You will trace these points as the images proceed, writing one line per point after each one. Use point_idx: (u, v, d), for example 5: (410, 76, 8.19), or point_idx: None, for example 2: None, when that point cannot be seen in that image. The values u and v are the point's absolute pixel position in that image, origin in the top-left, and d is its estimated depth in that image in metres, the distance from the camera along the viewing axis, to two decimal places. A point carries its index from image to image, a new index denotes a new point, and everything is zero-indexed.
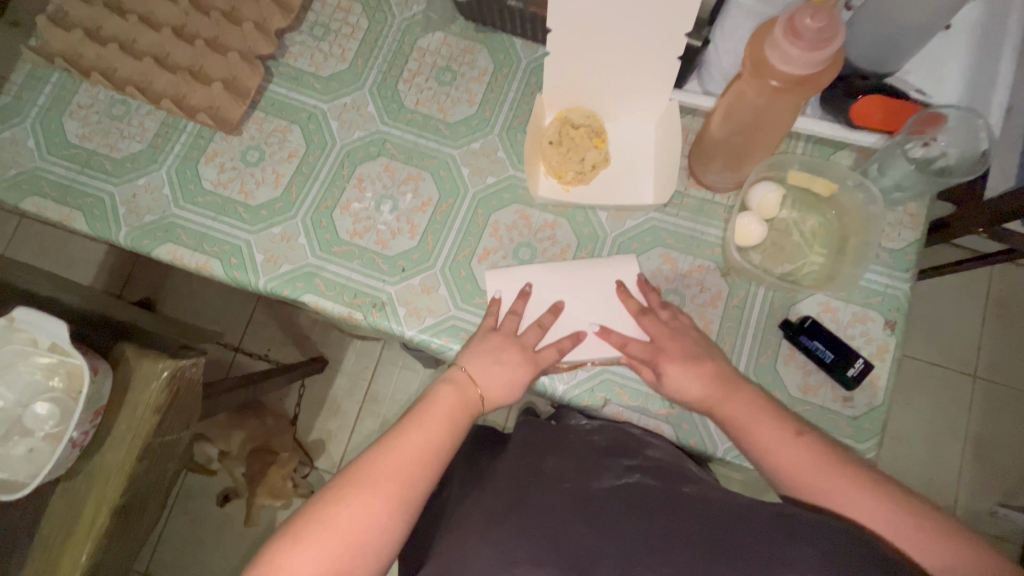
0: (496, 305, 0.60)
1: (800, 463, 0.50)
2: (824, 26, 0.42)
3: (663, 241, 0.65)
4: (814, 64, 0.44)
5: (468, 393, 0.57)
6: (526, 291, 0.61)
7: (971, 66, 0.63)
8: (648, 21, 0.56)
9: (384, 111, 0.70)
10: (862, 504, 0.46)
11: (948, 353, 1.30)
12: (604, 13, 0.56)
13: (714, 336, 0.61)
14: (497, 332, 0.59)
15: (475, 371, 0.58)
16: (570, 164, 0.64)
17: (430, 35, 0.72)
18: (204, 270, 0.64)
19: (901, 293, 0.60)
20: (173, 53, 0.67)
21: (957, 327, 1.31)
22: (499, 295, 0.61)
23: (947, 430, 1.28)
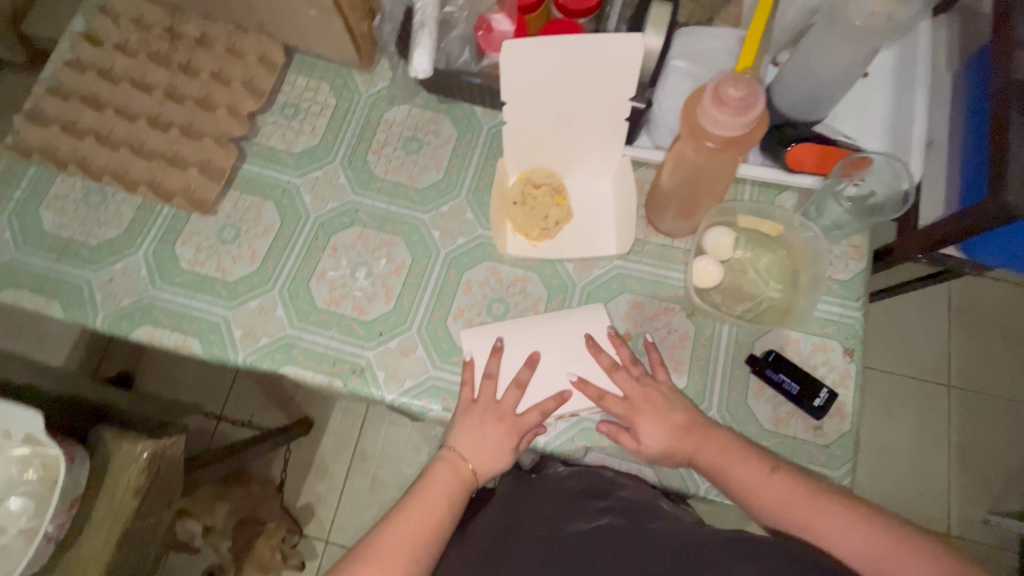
0: (470, 372, 0.62)
1: (778, 498, 0.54)
2: (745, 94, 0.48)
3: (629, 287, 0.68)
4: (743, 126, 0.49)
5: (460, 468, 0.60)
6: (498, 347, 0.62)
7: (889, 108, 0.69)
8: (595, 90, 0.62)
9: (355, 181, 0.74)
10: (838, 532, 0.52)
11: (920, 365, 1.34)
12: (556, 85, 0.62)
13: (686, 376, 0.63)
14: (476, 404, 0.61)
15: (462, 446, 0.61)
16: (535, 222, 0.68)
17: (395, 108, 0.77)
18: (183, 349, 0.65)
19: (855, 320, 0.64)
20: (148, 141, 0.70)
21: (926, 339, 1.35)
22: (472, 357, 0.62)
23: (929, 441, 1.30)
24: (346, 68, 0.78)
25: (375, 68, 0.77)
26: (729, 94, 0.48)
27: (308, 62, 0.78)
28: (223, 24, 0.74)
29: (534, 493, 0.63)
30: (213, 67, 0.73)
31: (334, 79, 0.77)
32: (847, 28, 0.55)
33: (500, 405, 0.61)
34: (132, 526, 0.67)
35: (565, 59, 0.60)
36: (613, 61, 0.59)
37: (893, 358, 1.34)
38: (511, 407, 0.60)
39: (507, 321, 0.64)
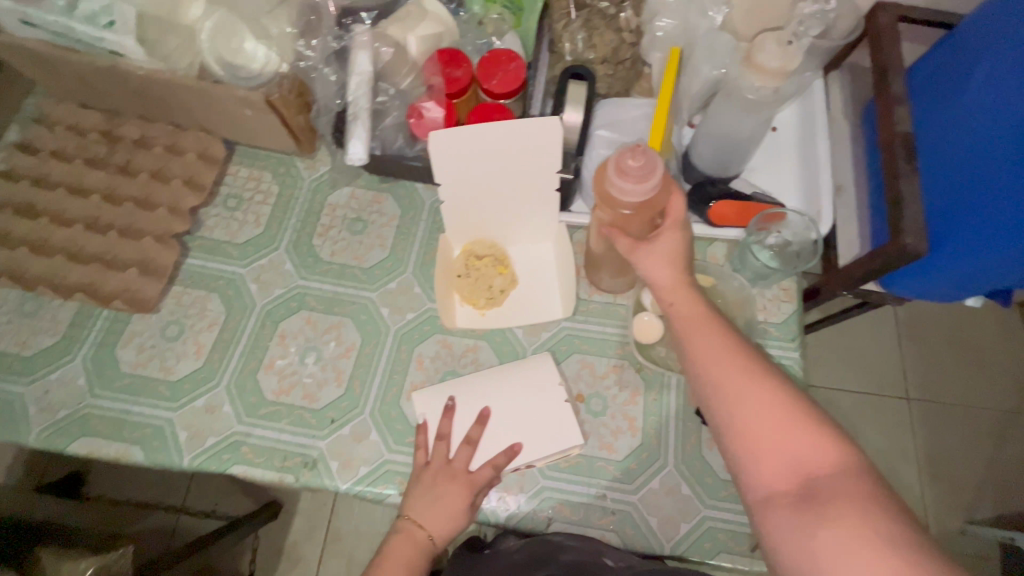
0: (424, 434, 0.62)
1: (766, 413, 0.43)
2: (643, 163, 0.49)
3: (578, 347, 0.69)
4: (647, 191, 0.51)
5: (416, 536, 0.58)
6: (449, 407, 0.63)
7: (797, 160, 0.74)
8: (522, 166, 0.66)
9: (301, 266, 0.74)
10: (786, 448, 0.42)
11: (879, 381, 1.38)
12: (484, 165, 0.66)
13: (641, 432, 0.64)
14: (429, 467, 0.60)
15: (418, 514, 0.59)
16: (480, 292, 0.71)
17: (338, 190, 0.78)
18: (124, 458, 0.62)
19: (794, 361, 0.66)
20: (85, 245, 0.69)
21: (880, 355, 1.40)
22: (425, 420, 0.63)
23: (899, 456, 1.32)
24: (288, 156, 0.80)
25: (317, 154, 0.80)
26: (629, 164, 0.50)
27: (249, 154, 0.80)
28: (162, 124, 0.76)
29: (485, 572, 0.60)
30: (152, 167, 0.74)
31: (276, 167, 0.79)
32: (744, 100, 0.60)
33: (455, 466, 0.60)
34: None
35: (492, 143, 0.64)
36: (534, 141, 0.64)
37: (854, 377, 1.38)
38: (464, 465, 0.60)
39: (459, 380, 0.65)
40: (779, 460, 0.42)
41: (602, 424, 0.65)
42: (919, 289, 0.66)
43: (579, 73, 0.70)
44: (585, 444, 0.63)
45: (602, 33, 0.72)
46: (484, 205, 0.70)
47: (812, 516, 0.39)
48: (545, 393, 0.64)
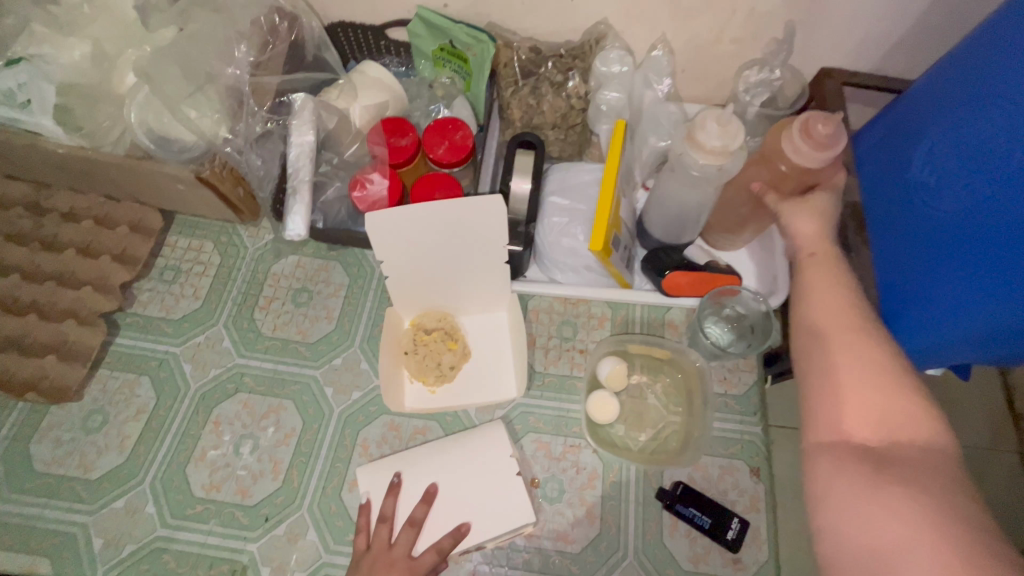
0: (366, 513, 0.57)
1: (844, 330, 0.47)
2: (830, 131, 0.51)
3: (532, 425, 0.65)
4: (821, 159, 0.52)
5: None
6: (395, 484, 0.59)
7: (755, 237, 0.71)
8: (474, 241, 0.64)
9: (241, 342, 0.70)
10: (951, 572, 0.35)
11: None
12: (433, 238, 0.63)
13: (598, 519, 0.60)
14: (369, 552, 0.55)
15: None
16: (428, 369, 0.67)
17: (283, 259, 0.75)
18: (31, 572, 0.56)
19: (755, 437, 0.63)
20: (0, 329, 0.65)
21: None
22: (369, 498, 0.59)
23: None
24: (230, 224, 0.77)
25: (261, 222, 0.77)
26: (817, 129, 0.51)
27: (190, 223, 0.76)
28: (94, 196, 0.72)
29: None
30: (81, 242, 0.70)
31: (218, 236, 0.76)
32: (687, 175, 0.59)
33: (398, 552, 0.55)
34: None
35: (442, 219, 0.62)
36: (486, 218, 0.62)
37: None
38: (406, 549, 0.55)
39: (401, 452, 0.61)
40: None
41: (559, 511, 0.61)
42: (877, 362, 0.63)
43: (527, 140, 0.68)
44: (540, 535, 0.59)
45: (550, 101, 0.70)
46: (431, 279, 0.67)
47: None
48: (498, 463, 0.59)
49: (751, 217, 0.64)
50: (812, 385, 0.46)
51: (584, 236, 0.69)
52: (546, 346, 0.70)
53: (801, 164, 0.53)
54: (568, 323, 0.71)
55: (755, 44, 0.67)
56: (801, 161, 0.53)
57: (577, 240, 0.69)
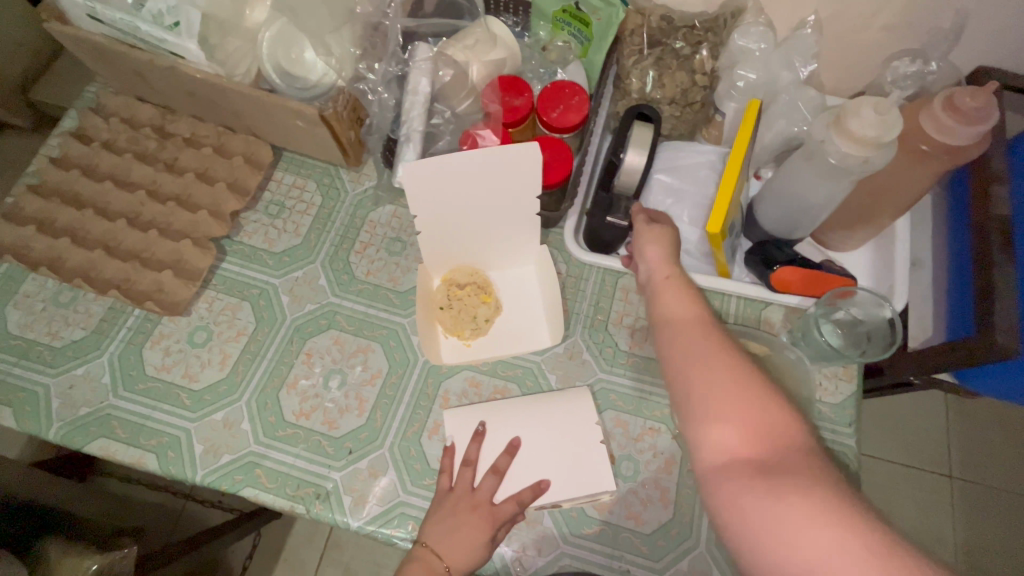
0: (451, 458, 0.59)
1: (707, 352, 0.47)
2: (981, 104, 0.50)
3: (612, 403, 0.65)
4: (972, 135, 0.51)
5: (432, 566, 0.53)
6: (480, 432, 0.60)
7: (874, 243, 0.68)
8: (504, 193, 0.63)
9: (335, 282, 0.72)
10: (746, 406, 0.43)
11: (919, 455, 1.22)
12: (462, 191, 0.63)
13: (672, 505, 0.59)
14: (451, 493, 0.57)
15: (436, 541, 0.54)
16: (463, 323, 0.67)
17: (380, 208, 0.76)
18: (138, 465, 0.61)
19: (848, 449, 0.60)
20: (125, 240, 0.69)
21: (922, 427, 1.24)
22: (454, 442, 0.60)
23: (932, 535, 1.17)
24: (333, 167, 0.78)
25: (363, 167, 0.78)
26: (965, 101, 0.50)
27: (297, 161, 0.78)
28: (213, 125, 0.75)
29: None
30: (198, 168, 0.73)
31: (321, 177, 0.78)
32: (824, 163, 0.55)
33: (479, 494, 0.56)
34: None
35: (475, 172, 0.62)
36: (516, 169, 0.61)
37: (896, 447, 1.23)
38: (488, 495, 0.56)
39: (482, 405, 0.62)
40: (746, 422, 0.42)
41: (632, 489, 0.60)
42: (999, 388, 0.59)
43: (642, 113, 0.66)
44: (613, 510, 0.59)
45: (672, 73, 0.67)
46: (471, 233, 0.67)
47: (767, 473, 0.39)
48: (582, 430, 0.60)
49: (877, 205, 0.61)
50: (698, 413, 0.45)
51: (687, 220, 0.67)
52: (632, 326, 0.68)
53: (946, 141, 0.52)
54: None
55: (909, 34, 0.62)
56: (950, 139, 0.52)
57: (679, 222, 0.67)
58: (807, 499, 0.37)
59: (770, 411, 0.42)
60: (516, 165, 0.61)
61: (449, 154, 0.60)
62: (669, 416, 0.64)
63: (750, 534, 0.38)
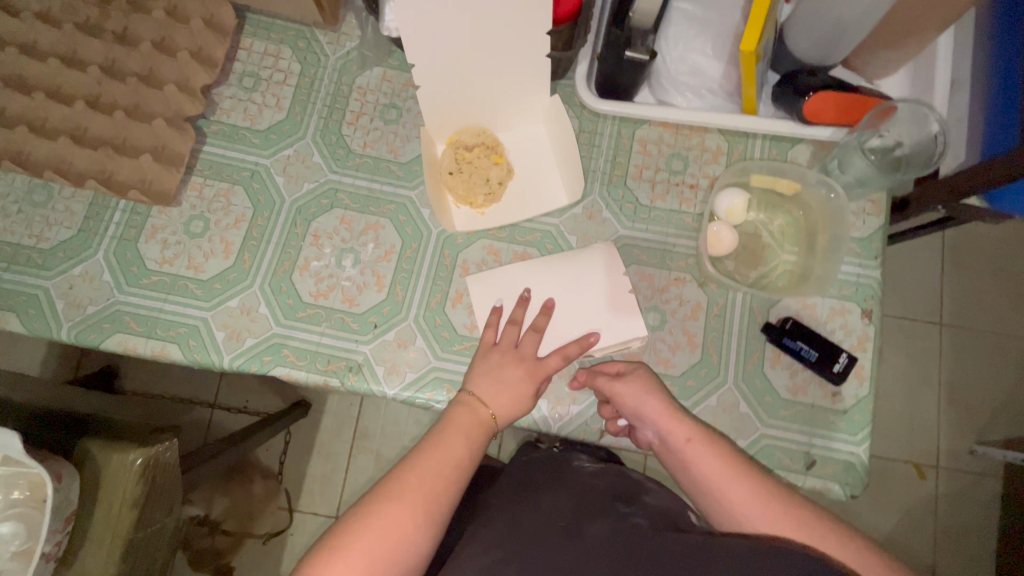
0: (497, 316, 0.59)
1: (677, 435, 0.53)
2: None
3: (636, 258, 0.63)
4: None
5: (479, 412, 0.54)
6: (525, 297, 0.60)
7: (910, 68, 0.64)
8: (509, 28, 0.56)
9: (331, 158, 0.66)
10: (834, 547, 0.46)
11: (913, 305, 1.21)
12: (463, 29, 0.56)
13: (700, 349, 0.60)
14: (496, 347, 0.57)
15: (480, 391, 0.55)
16: (477, 188, 0.63)
17: (367, 71, 0.68)
18: (162, 356, 0.60)
19: (874, 281, 0.60)
20: (90, 126, 0.62)
21: (919, 277, 1.22)
22: (500, 304, 0.60)
23: (920, 376, 1.18)
24: (308, 27, 0.69)
25: (341, 27, 0.69)
26: None
27: (264, 25, 0.69)
28: None
29: (547, 476, 0.59)
30: (154, 36, 0.64)
31: (296, 42, 0.69)
32: None
33: (526, 348, 0.58)
34: (134, 536, 0.65)
35: None
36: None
37: (892, 298, 1.22)
38: (531, 347, 0.58)
39: (514, 265, 0.62)
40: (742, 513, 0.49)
41: (662, 339, 0.61)
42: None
43: None
44: (642, 358, 0.60)
45: None
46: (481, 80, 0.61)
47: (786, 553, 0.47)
48: (607, 282, 0.61)
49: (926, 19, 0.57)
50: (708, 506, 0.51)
51: (712, 52, 0.64)
52: (653, 179, 0.64)
53: None
54: (679, 156, 0.64)
55: None
56: None
57: (704, 53, 0.63)
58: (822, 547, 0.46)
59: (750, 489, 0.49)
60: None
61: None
62: (694, 266, 0.62)
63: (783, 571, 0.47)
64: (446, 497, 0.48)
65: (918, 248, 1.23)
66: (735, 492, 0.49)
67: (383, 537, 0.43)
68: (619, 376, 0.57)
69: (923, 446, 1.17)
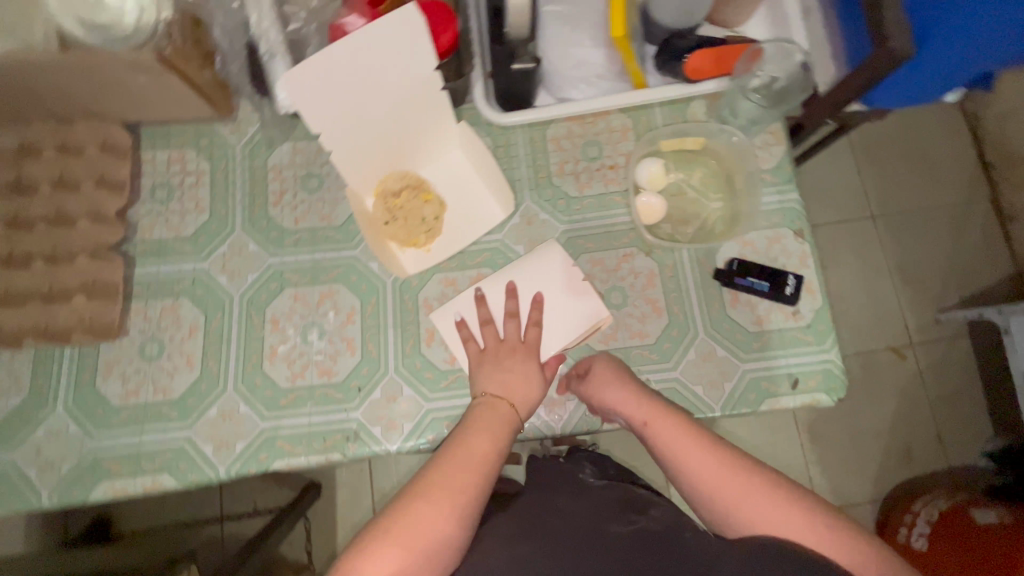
0: (468, 329, 0.61)
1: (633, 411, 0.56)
2: None
3: (583, 248, 0.66)
4: None
5: (499, 406, 0.55)
6: (480, 296, 0.63)
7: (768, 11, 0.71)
8: (401, 75, 0.58)
9: (267, 242, 0.66)
10: (785, 515, 0.47)
11: (845, 207, 1.30)
12: (357, 88, 0.58)
13: (666, 312, 0.63)
14: (488, 354, 0.60)
15: (494, 387, 0.57)
16: (416, 229, 0.65)
17: (277, 150, 0.69)
18: (155, 488, 0.58)
19: (795, 202, 0.65)
20: (12, 285, 0.60)
21: (840, 182, 1.31)
22: (462, 317, 0.63)
23: (870, 269, 1.27)
24: (205, 124, 0.69)
25: (238, 114, 0.69)
26: None
27: (161, 134, 0.68)
28: (41, 123, 0.63)
29: (560, 482, 0.60)
30: (50, 176, 0.62)
31: (198, 141, 0.69)
32: None
33: (515, 338, 0.60)
34: None
35: (359, 62, 0.56)
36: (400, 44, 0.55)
37: (824, 207, 1.30)
38: (521, 343, 0.60)
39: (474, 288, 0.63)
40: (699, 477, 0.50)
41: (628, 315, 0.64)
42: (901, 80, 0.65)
43: None
44: (618, 337, 0.63)
45: None
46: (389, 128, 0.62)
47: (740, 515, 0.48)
48: (566, 276, 0.63)
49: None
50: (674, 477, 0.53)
51: (591, 40, 0.67)
52: (576, 171, 0.68)
53: None
54: (593, 144, 0.68)
55: None
56: None
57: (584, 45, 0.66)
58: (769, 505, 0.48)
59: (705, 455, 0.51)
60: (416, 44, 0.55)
61: (348, 37, 0.54)
62: (637, 238, 0.66)
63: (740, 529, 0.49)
64: (474, 490, 0.48)
65: (830, 157, 1.32)
66: (689, 470, 0.51)
67: (418, 533, 0.44)
68: (585, 373, 0.60)
69: (893, 331, 1.25)
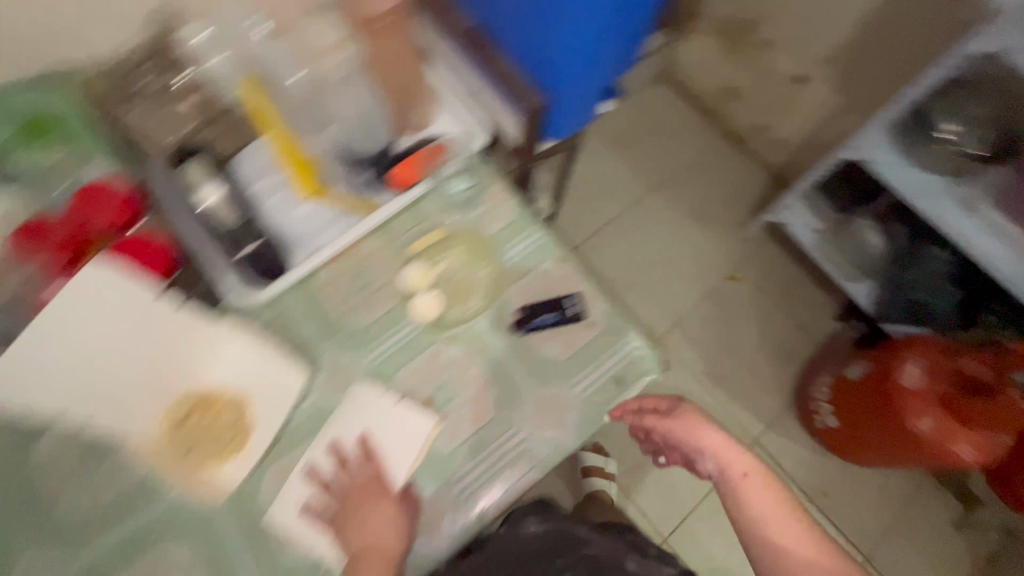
0: (318, 501, 0.62)
1: (772, 508, 0.67)
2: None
3: (398, 368, 0.67)
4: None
5: (380, 557, 0.58)
6: (313, 467, 0.63)
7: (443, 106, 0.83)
8: (114, 322, 0.63)
9: (68, 545, 0.59)
10: (802, 549, 0.65)
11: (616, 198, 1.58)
12: (81, 352, 0.62)
13: (489, 384, 0.68)
14: (341, 511, 0.61)
15: (370, 538, 0.59)
16: (222, 444, 0.62)
17: (39, 445, 0.61)
18: None
19: (542, 239, 0.74)
20: None
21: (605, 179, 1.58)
22: (307, 501, 0.62)
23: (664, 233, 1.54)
24: None
25: None
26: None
27: None
28: None
29: (501, 546, 0.71)
30: None
31: None
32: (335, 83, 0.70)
33: (355, 482, 0.62)
34: None
35: (71, 331, 0.62)
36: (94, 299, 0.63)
37: (609, 197, 1.54)
38: (369, 485, 0.61)
39: (300, 463, 0.63)
40: (774, 520, 0.67)
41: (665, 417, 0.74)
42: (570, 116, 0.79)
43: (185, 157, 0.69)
44: (460, 430, 0.65)
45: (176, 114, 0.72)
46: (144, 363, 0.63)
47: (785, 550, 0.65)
48: (386, 407, 0.64)
49: (409, 77, 0.73)
50: (750, 523, 0.68)
51: None
52: (358, 304, 0.70)
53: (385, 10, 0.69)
54: (361, 274, 0.71)
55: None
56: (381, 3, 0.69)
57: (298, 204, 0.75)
58: (806, 538, 0.65)
59: (790, 513, 0.67)
60: (107, 292, 0.63)
61: (43, 314, 0.62)
62: (439, 334, 0.69)
63: (769, 551, 0.66)
64: None
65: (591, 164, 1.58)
66: (771, 516, 0.67)
67: None
68: (675, 415, 0.74)
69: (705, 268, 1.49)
